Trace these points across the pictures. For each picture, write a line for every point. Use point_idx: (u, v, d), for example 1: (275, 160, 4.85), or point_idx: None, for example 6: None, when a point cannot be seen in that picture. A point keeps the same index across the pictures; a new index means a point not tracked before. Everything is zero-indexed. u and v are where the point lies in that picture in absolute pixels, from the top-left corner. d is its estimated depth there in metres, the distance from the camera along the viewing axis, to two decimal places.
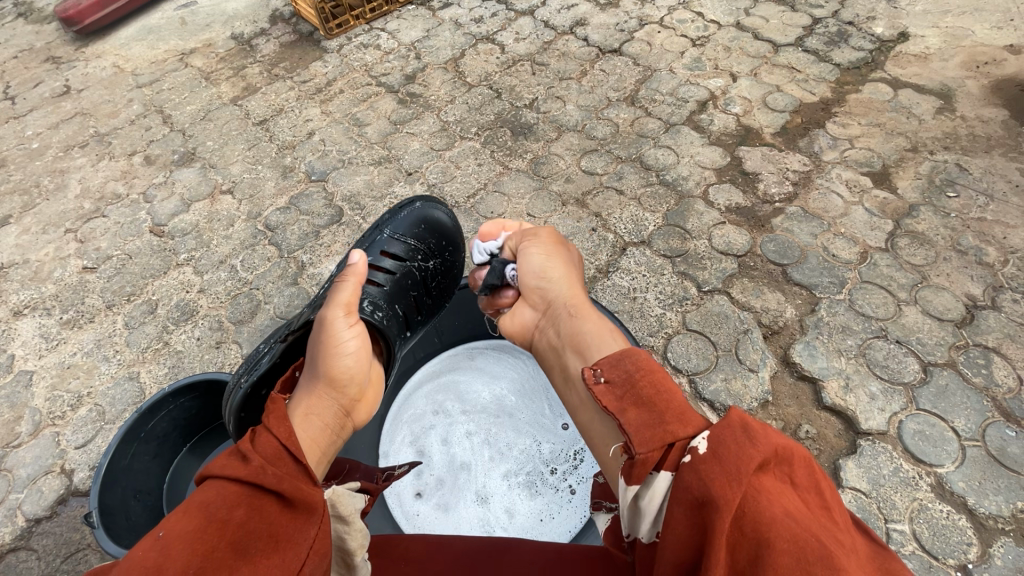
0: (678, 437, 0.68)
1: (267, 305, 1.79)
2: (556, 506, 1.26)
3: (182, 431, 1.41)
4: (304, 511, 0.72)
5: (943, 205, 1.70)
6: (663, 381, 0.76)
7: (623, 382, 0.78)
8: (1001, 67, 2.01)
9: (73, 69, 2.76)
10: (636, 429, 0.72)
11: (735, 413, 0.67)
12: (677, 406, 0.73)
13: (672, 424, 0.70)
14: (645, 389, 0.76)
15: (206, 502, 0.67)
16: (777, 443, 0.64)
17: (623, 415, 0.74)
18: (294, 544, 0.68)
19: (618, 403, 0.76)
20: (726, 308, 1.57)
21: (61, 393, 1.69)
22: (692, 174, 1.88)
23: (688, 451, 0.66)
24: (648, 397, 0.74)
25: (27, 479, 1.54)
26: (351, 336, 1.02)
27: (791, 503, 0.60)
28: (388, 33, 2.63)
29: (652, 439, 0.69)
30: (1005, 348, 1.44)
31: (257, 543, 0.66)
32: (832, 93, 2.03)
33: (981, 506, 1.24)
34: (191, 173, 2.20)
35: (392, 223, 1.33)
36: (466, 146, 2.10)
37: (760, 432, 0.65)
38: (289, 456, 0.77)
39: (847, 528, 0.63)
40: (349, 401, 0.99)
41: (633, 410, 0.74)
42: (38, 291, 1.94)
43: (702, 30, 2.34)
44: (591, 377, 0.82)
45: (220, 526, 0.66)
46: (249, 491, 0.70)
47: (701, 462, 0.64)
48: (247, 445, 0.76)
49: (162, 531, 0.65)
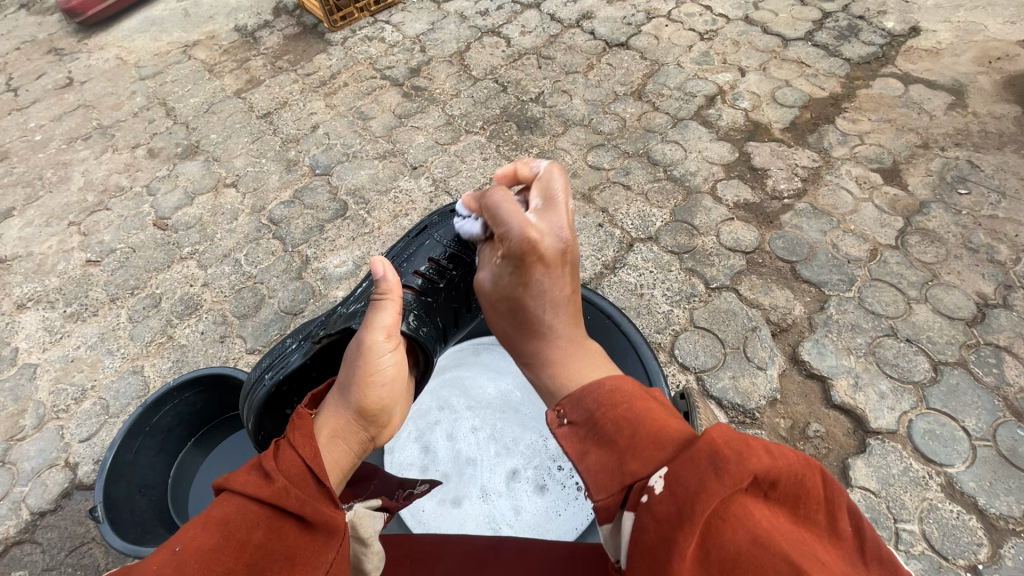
0: (638, 477, 0.53)
1: (271, 298, 1.78)
2: (563, 503, 1.24)
3: (187, 425, 1.40)
4: (324, 534, 0.67)
5: (955, 202, 1.69)
6: (635, 417, 0.58)
7: (586, 419, 0.62)
8: (1014, 62, 1.99)
9: (76, 61, 2.75)
10: (593, 474, 0.57)
11: (707, 438, 0.50)
12: (642, 437, 0.56)
13: (634, 462, 0.54)
14: (609, 424, 0.59)
15: (225, 519, 0.63)
16: (754, 466, 0.47)
17: (583, 460, 0.59)
18: (311, 569, 0.63)
19: (579, 446, 0.60)
20: (734, 305, 1.56)
21: (65, 387, 1.69)
22: (700, 170, 1.86)
23: (645, 491, 0.51)
24: (613, 435, 0.58)
25: (31, 472, 1.54)
26: (390, 362, 0.95)
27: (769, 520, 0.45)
28: (392, 25, 2.61)
29: (613, 482, 0.55)
30: (1016, 347, 1.43)
31: (272, 565, 0.61)
32: (842, 89, 2.01)
33: (992, 506, 1.23)
34: (195, 166, 2.19)
35: (441, 226, 1.24)
36: (472, 140, 2.09)
37: (730, 458, 0.48)
38: (312, 478, 0.72)
39: (839, 553, 0.46)
40: (375, 429, 0.93)
41: (595, 449, 0.59)
42: (42, 284, 1.93)
43: (710, 24, 2.32)
44: (551, 415, 0.66)
45: (239, 546, 0.61)
46: (269, 512, 0.65)
47: (659, 503, 0.49)
48: (270, 464, 0.71)
49: (178, 545, 0.60)
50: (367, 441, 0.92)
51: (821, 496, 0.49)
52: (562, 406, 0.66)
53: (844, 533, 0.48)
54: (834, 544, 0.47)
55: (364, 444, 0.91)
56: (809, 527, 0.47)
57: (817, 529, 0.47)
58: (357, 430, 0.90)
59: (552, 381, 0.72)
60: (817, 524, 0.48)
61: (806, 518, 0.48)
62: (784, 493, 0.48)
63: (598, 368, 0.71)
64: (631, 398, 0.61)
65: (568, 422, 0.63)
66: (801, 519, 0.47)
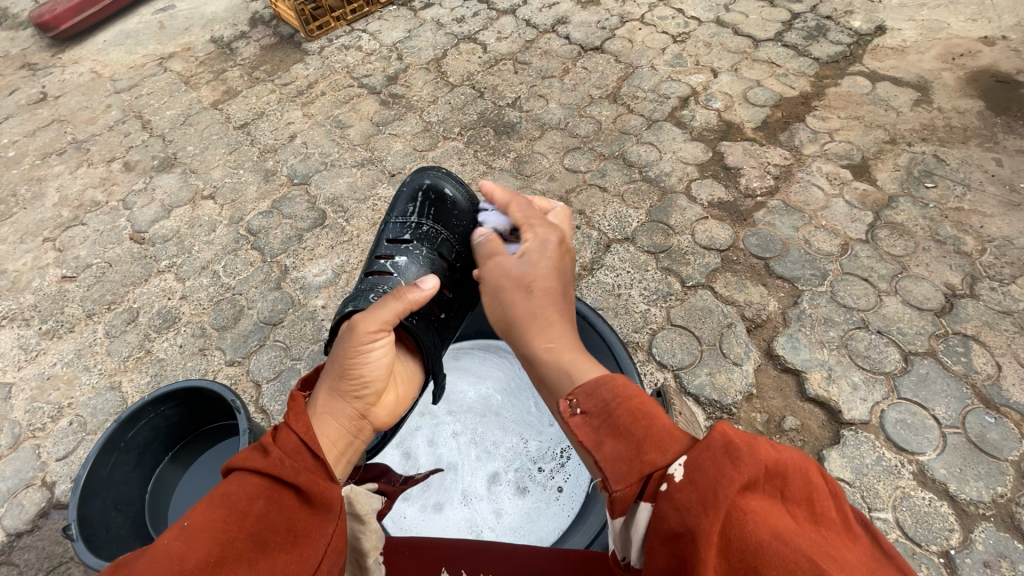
0: (655, 467, 0.53)
1: (250, 309, 1.77)
2: (544, 505, 1.24)
3: (163, 440, 1.39)
4: (324, 508, 0.70)
5: (921, 195, 1.72)
6: (647, 409, 0.58)
7: (600, 409, 0.60)
8: (976, 58, 2.04)
9: (49, 76, 2.73)
10: (610, 463, 0.56)
11: (718, 431, 0.52)
12: (657, 428, 0.56)
13: (652, 451, 0.54)
14: (624, 415, 0.58)
15: (226, 495, 0.64)
16: (764, 459, 0.50)
17: (599, 450, 0.58)
18: (311, 541, 0.66)
19: (593, 435, 0.59)
20: (709, 303, 1.58)
21: (41, 405, 1.67)
22: (675, 170, 1.88)
23: (664, 481, 0.52)
24: (627, 425, 0.57)
25: (6, 492, 1.52)
26: (381, 346, 0.96)
27: (782, 523, 0.47)
28: (369, 34, 2.61)
29: (630, 471, 0.54)
30: (983, 335, 1.46)
31: (274, 537, 0.64)
32: (812, 87, 2.05)
33: (962, 492, 1.26)
34: (171, 179, 2.18)
35: (395, 208, 1.32)
36: (449, 146, 2.09)
37: (743, 451, 0.50)
38: (310, 450, 0.72)
39: (853, 541, 0.50)
40: (366, 402, 0.91)
41: (609, 438, 0.57)
42: (16, 301, 1.91)
43: (683, 26, 2.35)
44: (563, 405, 0.64)
45: (241, 517, 0.62)
46: (270, 484, 0.66)
47: (679, 493, 0.50)
48: (268, 438, 0.72)
49: (186, 520, 0.61)
50: (360, 417, 0.90)
51: (828, 491, 0.52)
52: (575, 396, 0.63)
53: (856, 529, 0.51)
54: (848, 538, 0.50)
55: (358, 421, 0.89)
56: (823, 522, 0.50)
57: (832, 527, 0.50)
58: (347, 405, 0.88)
59: (562, 375, 0.70)
60: (834, 523, 0.51)
61: (823, 517, 0.51)
62: (795, 489, 0.51)
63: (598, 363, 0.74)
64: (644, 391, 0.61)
65: (580, 411, 0.61)
66: (819, 522, 0.50)
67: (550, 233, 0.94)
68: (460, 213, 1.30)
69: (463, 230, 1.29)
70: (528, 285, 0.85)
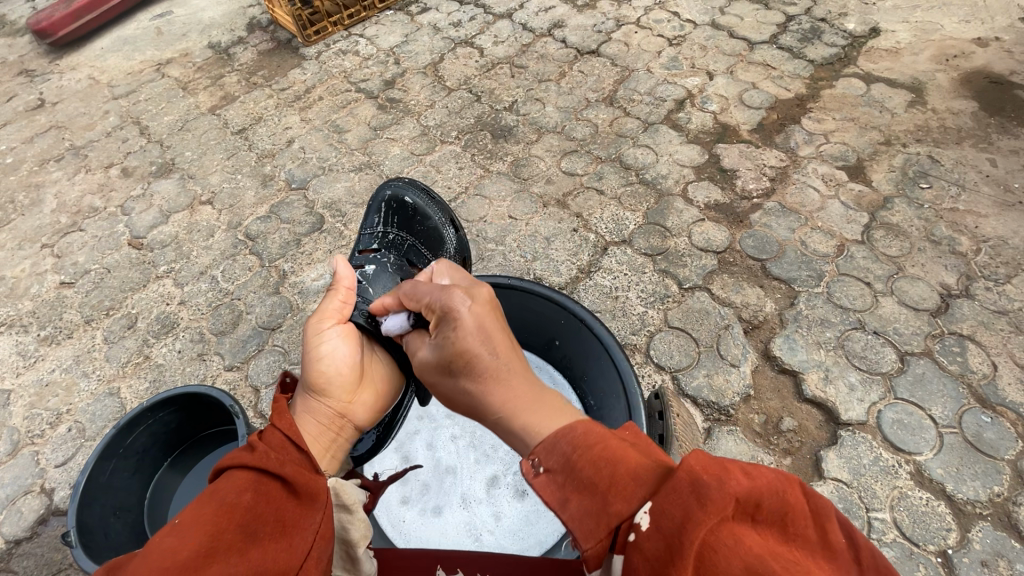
0: (622, 515, 0.53)
1: (248, 314, 1.78)
2: (544, 507, 1.25)
3: (162, 445, 1.39)
4: (309, 498, 0.71)
5: (917, 196, 1.73)
6: (609, 458, 0.57)
7: (562, 465, 0.58)
8: (970, 60, 2.05)
9: (47, 83, 2.73)
10: (577, 520, 0.56)
11: (684, 467, 0.51)
12: (621, 473, 0.55)
13: (616, 499, 0.54)
14: (586, 467, 0.57)
15: (213, 491, 0.66)
16: (733, 490, 0.49)
17: (565, 509, 0.56)
18: (300, 530, 0.67)
19: (558, 495, 0.57)
20: (706, 304, 1.58)
21: (40, 411, 1.66)
22: (671, 172, 1.89)
23: (632, 529, 0.52)
24: (590, 480, 0.56)
25: (5, 499, 1.52)
26: (341, 342, 1.00)
27: (756, 547, 0.46)
28: (366, 39, 2.62)
29: (597, 526, 0.54)
30: (979, 335, 1.47)
31: (265, 527, 0.64)
32: (807, 89, 2.06)
33: (959, 491, 1.26)
34: (169, 184, 2.18)
35: (366, 222, 1.41)
36: (447, 149, 2.10)
37: (710, 485, 0.49)
38: (293, 445, 0.75)
39: (832, 555, 0.48)
40: (340, 401, 0.95)
41: (575, 496, 0.56)
42: (15, 308, 1.91)
43: (678, 29, 2.36)
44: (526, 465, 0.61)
45: (230, 509, 0.63)
46: (257, 477, 0.68)
47: (646, 540, 0.50)
48: (254, 436, 0.74)
49: (176, 518, 0.62)
50: (339, 415, 0.94)
51: (807, 510, 0.51)
52: (536, 453, 0.61)
53: (840, 543, 0.50)
54: (830, 560, 0.48)
55: (338, 418, 0.93)
56: (801, 546, 0.49)
57: (809, 545, 0.49)
58: (320, 404, 0.92)
59: (517, 434, 0.64)
60: (811, 541, 0.49)
61: (797, 537, 0.49)
62: (770, 515, 0.49)
63: (561, 413, 0.65)
64: (606, 437, 0.59)
65: (543, 470, 0.59)
66: (793, 541, 0.49)
67: (453, 293, 0.78)
68: (422, 218, 1.37)
69: (426, 228, 1.35)
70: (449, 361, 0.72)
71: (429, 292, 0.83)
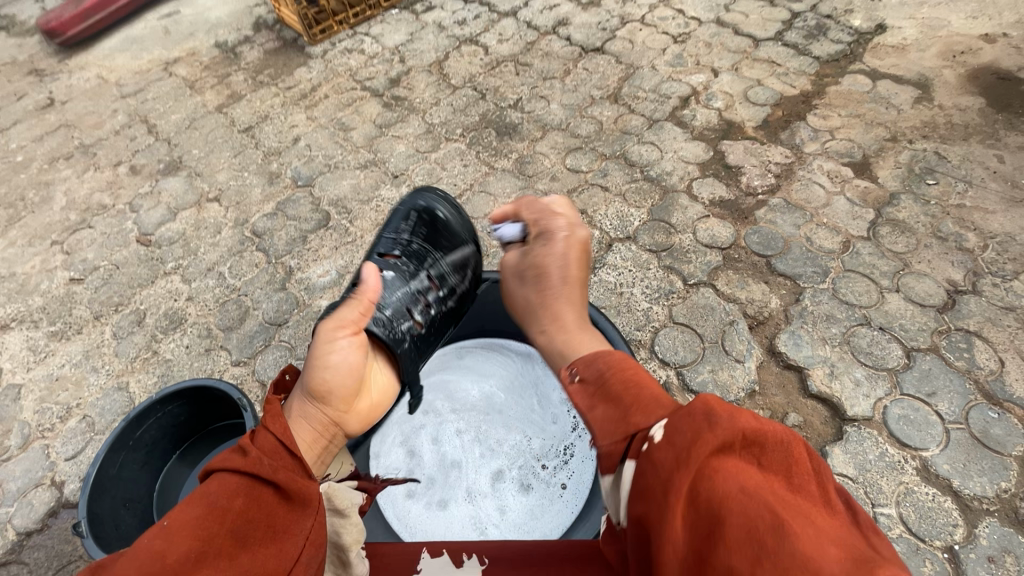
0: (639, 427, 0.62)
1: (255, 310, 1.79)
2: (548, 502, 1.25)
3: (171, 439, 1.41)
4: (300, 505, 0.72)
5: (923, 192, 1.73)
6: (634, 379, 0.69)
7: (595, 377, 0.72)
8: (977, 56, 2.04)
9: (56, 82, 2.76)
10: (601, 423, 0.66)
11: (700, 399, 0.56)
12: (644, 398, 0.66)
13: (637, 415, 0.63)
14: (615, 382, 0.69)
15: (205, 493, 0.66)
16: (741, 425, 0.52)
17: (591, 411, 0.69)
18: (291, 536, 0.69)
19: (588, 400, 0.70)
20: (711, 300, 1.58)
21: (50, 406, 1.68)
22: (676, 169, 1.89)
23: (647, 439, 0.59)
24: (617, 393, 0.68)
25: (17, 492, 1.53)
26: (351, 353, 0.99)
27: (755, 480, 0.49)
28: (371, 37, 2.63)
29: (617, 430, 0.64)
30: (986, 331, 1.46)
31: (255, 533, 0.66)
32: (812, 86, 2.05)
33: (966, 487, 1.26)
34: (177, 182, 2.20)
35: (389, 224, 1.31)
36: (452, 147, 2.11)
37: (721, 416, 0.53)
38: (286, 450, 0.75)
39: (839, 519, 0.48)
40: (338, 410, 0.96)
41: (602, 403, 0.68)
42: (25, 304, 1.93)
43: (683, 27, 2.36)
44: (566, 375, 0.77)
45: (221, 514, 0.65)
46: (247, 482, 0.69)
47: (658, 450, 0.56)
48: (245, 439, 0.74)
49: (165, 520, 0.63)
50: (333, 423, 0.96)
51: (810, 468, 0.52)
52: (575, 366, 0.76)
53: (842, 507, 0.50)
54: (832, 513, 0.49)
55: (331, 426, 0.95)
56: (803, 495, 0.49)
57: (817, 500, 0.49)
58: (317, 411, 0.93)
59: (563, 351, 0.82)
60: (812, 494, 0.50)
61: (801, 488, 0.50)
62: (775, 460, 0.51)
63: (601, 345, 0.81)
64: (636, 368, 0.72)
65: (579, 378, 0.74)
66: (796, 489, 0.49)
67: (560, 226, 0.99)
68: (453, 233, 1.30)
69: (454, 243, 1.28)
70: (535, 279, 0.94)
71: (536, 220, 1.02)
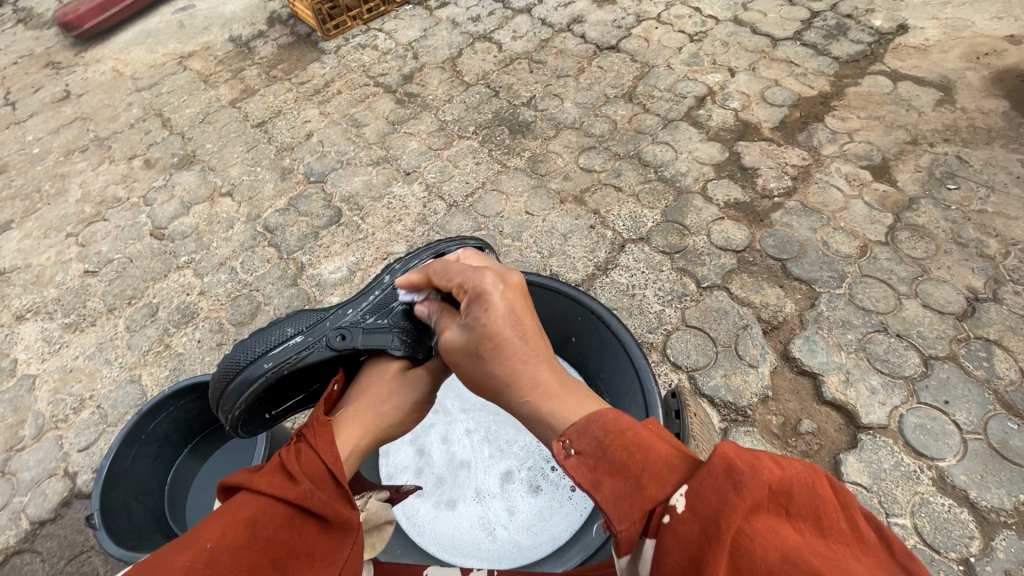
0: (656, 500, 0.57)
1: (266, 305, 1.80)
2: (557, 503, 1.25)
3: (183, 432, 1.41)
4: (340, 532, 0.74)
5: (943, 197, 1.70)
6: (637, 443, 0.62)
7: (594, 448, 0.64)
8: (1001, 58, 2.00)
9: (73, 75, 2.77)
10: (611, 503, 0.60)
11: (719, 454, 0.56)
12: (654, 461, 0.60)
13: (652, 485, 0.58)
14: (618, 451, 0.62)
15: (252, 518, 0.67)
16: (766, 480, 0.53)
17: (598, 490, 0.61)
18: (327, 564, 0.70)
19: (591, 476, 0.62)
20: (725, 303, 1.57)
21: (64, 397, 1.70)
22: (690, 170, 1.87)
23: (668, 511, 0.56)
24: (625, 462, 0.61)
25: (31, 481, 1.55)
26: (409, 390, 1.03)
27: (792, 537, 0.50)
28: (385, 33, 2.63)
29: (632, 509, 0.58)
30: (1007, 340, 1.43)
31: (295, 563, 0.67)
32: (831, 87, 2.02)
33: (983, 499, 1.24)
34: (191, 176, 2.21)
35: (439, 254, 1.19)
36: (465, 144, 2.10)
37: (745, 475, 0.53)
38: (333, 482, 0.77)
39: (862, 548, 0.51)
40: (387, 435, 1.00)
41: (608, 478, 0.61)
42: (40, 295, 1.95)
43: (699, 25, 2.33)
44: (558, 447, 0.67)
45: (267, 545, 0.66)
46: (293, 513, 0.70)
47: (682, 523, 0.54)
48: (293, 465, 0.75)
49: (209, 543, 0.64)
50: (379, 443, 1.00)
51: (837, 503, 0.55)
52: (567, 436, 0.67)
53: (867, 533, 0.54)
54: (863, 547, 0.52)
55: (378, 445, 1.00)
56: (836, 538, 0.51)
57: (840, 535, 0.52)
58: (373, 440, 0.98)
59: (546, 415, 0.73)
60: (842, 531, 0.52)
61: (832, 532, 0.52)
62: (803, 507, 0.53)
63: (583, 401, 0.73)
64: (636, 426, 0.65)
65: (574, 452, 0.65)
66: (828, 534, 0.51)
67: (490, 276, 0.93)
68: None
69: None
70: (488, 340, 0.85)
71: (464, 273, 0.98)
